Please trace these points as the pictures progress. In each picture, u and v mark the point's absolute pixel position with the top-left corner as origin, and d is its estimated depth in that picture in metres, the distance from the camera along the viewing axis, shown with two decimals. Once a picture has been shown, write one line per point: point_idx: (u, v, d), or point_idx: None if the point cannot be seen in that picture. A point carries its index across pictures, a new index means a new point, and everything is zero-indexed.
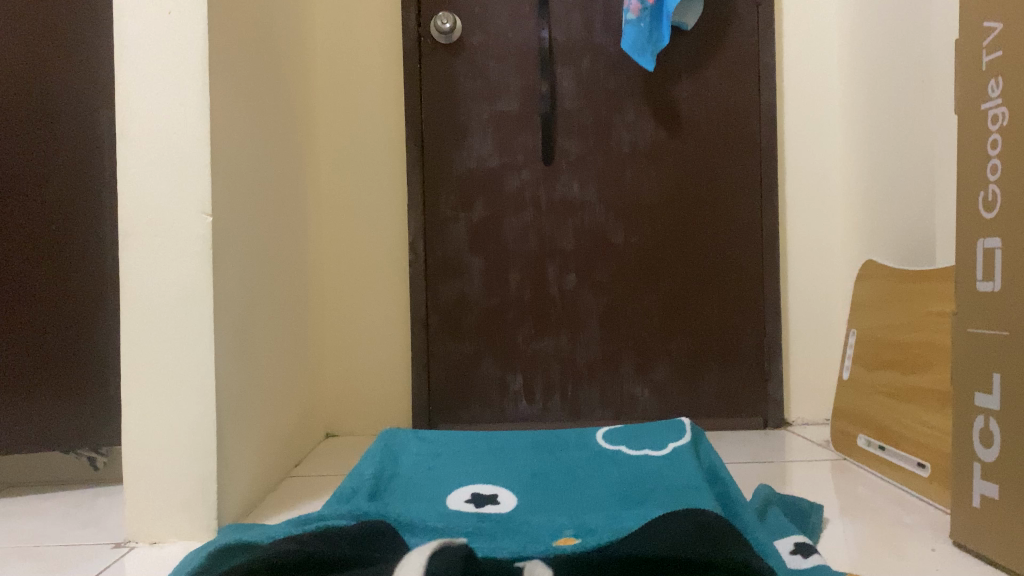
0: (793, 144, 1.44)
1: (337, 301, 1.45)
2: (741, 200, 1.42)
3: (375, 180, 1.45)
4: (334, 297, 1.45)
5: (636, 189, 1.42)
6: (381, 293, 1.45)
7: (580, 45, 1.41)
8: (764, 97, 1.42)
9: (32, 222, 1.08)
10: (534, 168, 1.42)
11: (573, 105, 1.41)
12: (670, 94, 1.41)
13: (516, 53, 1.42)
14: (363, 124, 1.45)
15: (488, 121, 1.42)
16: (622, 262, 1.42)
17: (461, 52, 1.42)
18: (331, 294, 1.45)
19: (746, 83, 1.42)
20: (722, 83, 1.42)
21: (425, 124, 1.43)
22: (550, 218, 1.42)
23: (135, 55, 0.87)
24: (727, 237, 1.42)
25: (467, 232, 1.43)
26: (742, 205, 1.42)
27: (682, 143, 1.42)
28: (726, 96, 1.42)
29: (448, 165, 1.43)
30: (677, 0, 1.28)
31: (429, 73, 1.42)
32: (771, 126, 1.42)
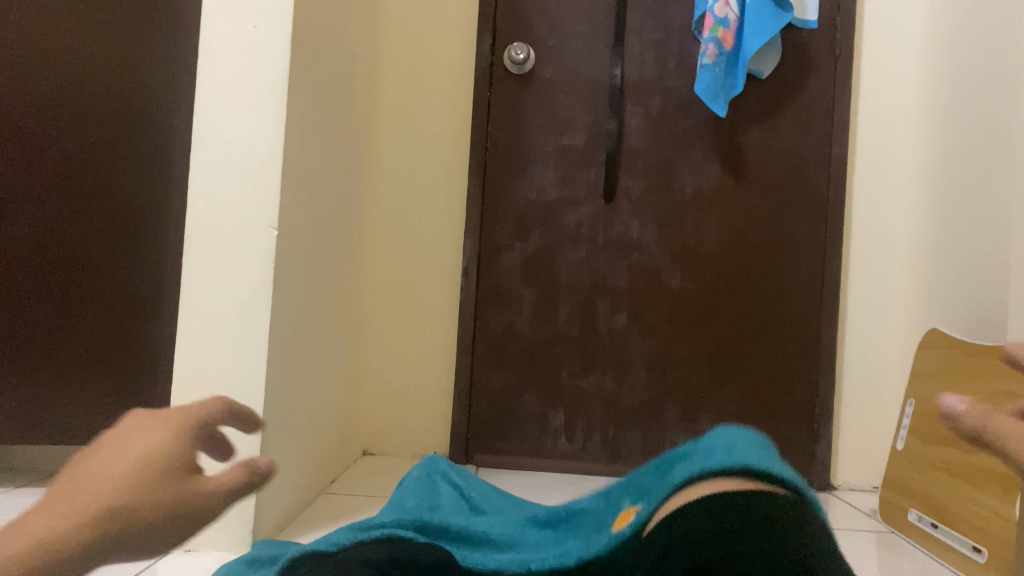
0: (861, 201, 1.41)
1: (385, 320, 1.45)
2: (803, 255, 1.39)
3: (435, 203, 1.45)
4: (383, 316, 1.45)
5: (696, 235, 1.40)
6: (429, 316, 1.45)
7: (651, 85, 1.40)
8: (836, 151, 1.39)
9: (98, 217, 1.10)
10: (594, 204, 1.41)
11: (639, 144, 1.40)
12: (738, 141, 1.39)
13: (586, 88, 1.41)
14: (427, 145, 1.45)
15: (552, 154, 1.42)
16: (676, 307, 1.40)
17: (531, 83, 1.42)
18: (381, 313, 1.45)
19: (818, 136, 1.39)
20: (793, 134, 1.39)
21: (490, 152, 1.43)
22: (606, 256, 1.41)
23: (218, 66, 0.88)
24: (786, 293, 1.39)
25: (521, 263, 1.42)
26: (805, 261, 1.39)
27: (747, 191, 1.40)
28: (796, 148, 1.39)
29: (509, 194, 1.43)
30: (755, 49, 1.27)
31: (497, 101, 1.42)
32: (840, 181, 1.39)
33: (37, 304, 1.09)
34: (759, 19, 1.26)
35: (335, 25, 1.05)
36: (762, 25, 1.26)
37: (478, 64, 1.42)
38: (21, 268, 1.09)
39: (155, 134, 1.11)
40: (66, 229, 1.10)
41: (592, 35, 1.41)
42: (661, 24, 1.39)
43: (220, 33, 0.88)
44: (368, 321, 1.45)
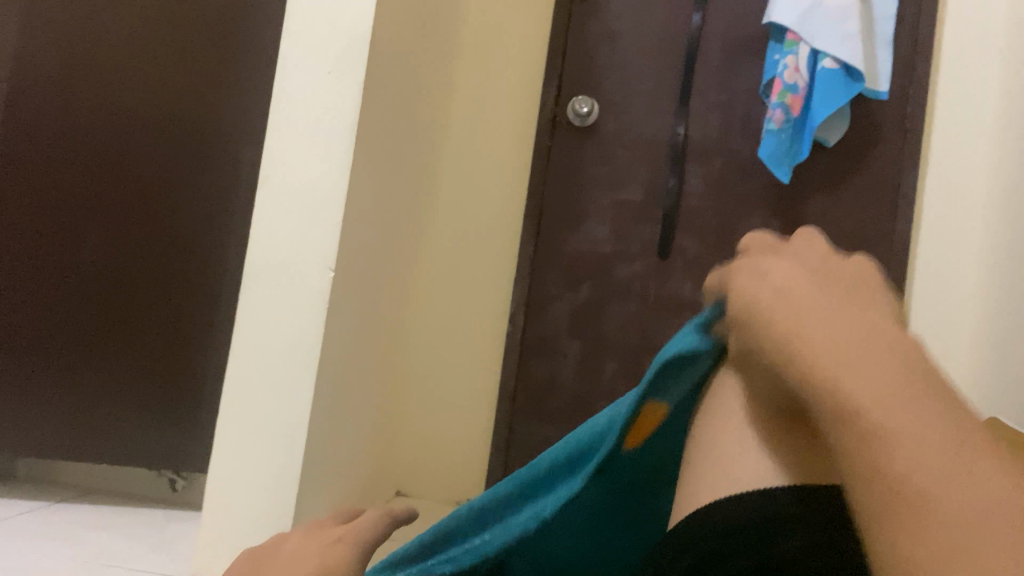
0: (922, 278, 1.37)
1: (429, 362, 1.45)
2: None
3: (487, 250, 1.45)
4: (427, 358, 1.45)
5: None
6: (474, 362, 1.44)
7: (714, 146, 1.39)
8: (900, 225, 1.35)
9: (158, 243, 1.11)
10: (647, 261, 1.40)
11: (697, 204, 1.39)
12: (800, 209, 1.37)
13: (648, 145, 1.41)
14: (484, 191, 1.45)
15: (609, 208, 1.41)
16: None
17: (593, 136, 1.42)
18: (425, 355, 1.45)
19: (882, 209, 1.36)
20: (857, 205, 1.37)
21: (546, 202, 1.43)
22: (655, 314, 1.39)
23: (289, 108, 0.90)
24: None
25: (569, 315, 1.42)
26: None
27: None
28: (858, 220, 1.37)
29: (563, 244, 1.43)
30: (822, 118, 1.25)
31: (557, 152, 1.43)
32: (903, 255, 1.35)
33: (88, 331, 1.10)
34: (829, 90, 1.24)
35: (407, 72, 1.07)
36: (831, 96, 1.24)
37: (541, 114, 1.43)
38: (71, 290, 1.09)
39: (220, 169, 1.14)
40: (122, 258, 1.10)
41: (658, 91, 1.41)
42: (728, 85, 1.38)
43: (294, 76, 0.90)
44: (411, 362, 1.45)
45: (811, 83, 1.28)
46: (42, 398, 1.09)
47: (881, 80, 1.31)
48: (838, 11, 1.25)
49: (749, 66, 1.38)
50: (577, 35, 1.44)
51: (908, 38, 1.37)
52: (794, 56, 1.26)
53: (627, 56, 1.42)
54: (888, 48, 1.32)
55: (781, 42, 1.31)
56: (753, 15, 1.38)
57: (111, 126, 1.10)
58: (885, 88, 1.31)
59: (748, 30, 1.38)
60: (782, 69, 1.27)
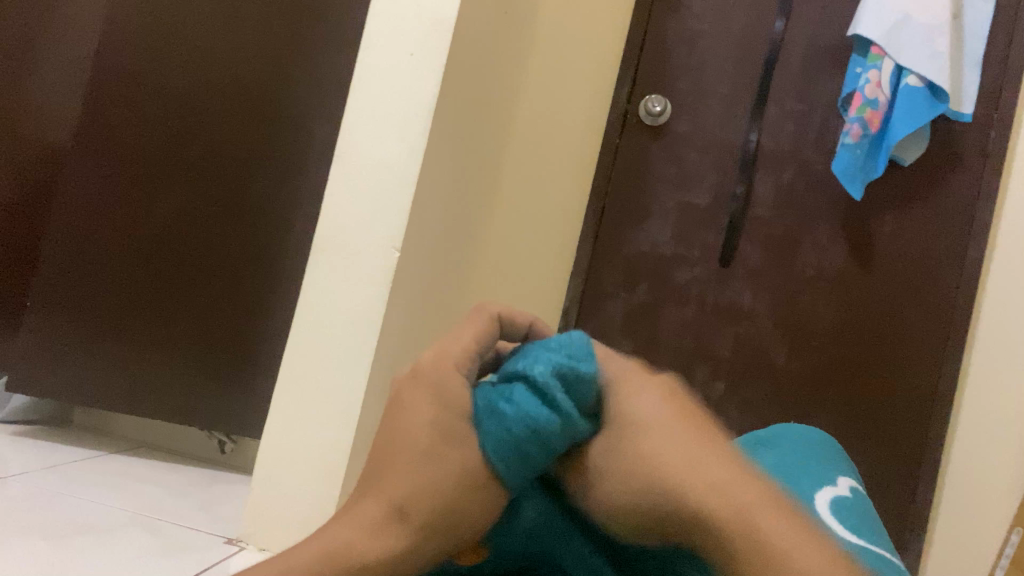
0: (992, 305, 1.31)
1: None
2: (925, 355, 1.32)
3: (547, 240, 1.44)
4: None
5: (810, 315, 1.36)
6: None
7: (786, 156, 1.36)
8: (972, 251, 1.31)
9: (226, 207, 1.13)
10: (708, 267, 1.38)
11: (764, 213, 1.37)
12: (869, 227, 1.34)
13: (719, 149, 1.39)
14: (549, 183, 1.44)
15: (673, 211, 1.40)
16: (779, 385, 1.35)
17: (664, 137, 1.41)
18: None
19: (956, 233, 1.33)
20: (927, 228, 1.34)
21: (610, 200, 1.43)
22: (711, 321, 1.38)
23: (369, 85, 0.91)
24: (900, 392, 1.33)
25: (623, 314, 1.41)
26: (924, 361, 1.32)
27: (871, 279, 1.34)
28: (928, 242, 1.33)
29: (623, 244, 1.42)
30: (902, 136, 1.22)
31: (625, 149, 1.42)
32: (973, 284, 1.31)
33: (159, 290, 1.13)
34: (911, 108, 1.21)
35: (485, 57, 1.07)
36: (913, 114, 1.21)
37: (612, 111, 1.42)
38: (138, 250, 1.13)
39: (295, 143, 1.15)
40: (196, 222, 1.13)
41: (733, 96, 1.39)
42: (806, 94, 1.36)
43: (377, 55, 0.91)
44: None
45: (892, 100, 1.25)
46: (110, 352, 1.13)
47: (966, 101, 1.27)
48: (927, 27, 1.22)
49: (830, 77, 1.35)
50: (655, 33, 1.43)
51: (999, 59, 1.33)
52: (877, 71, 1.23)
53: (705, 59, 1.41)
54: (976, 68, 1.29)
55: (865, 55, 1.28)
56: (839, 25, 1.35)
57: (193, 92, 1.13)
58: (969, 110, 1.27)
59: (831, 40, 1.35)
60: (863, 83, 1.23)
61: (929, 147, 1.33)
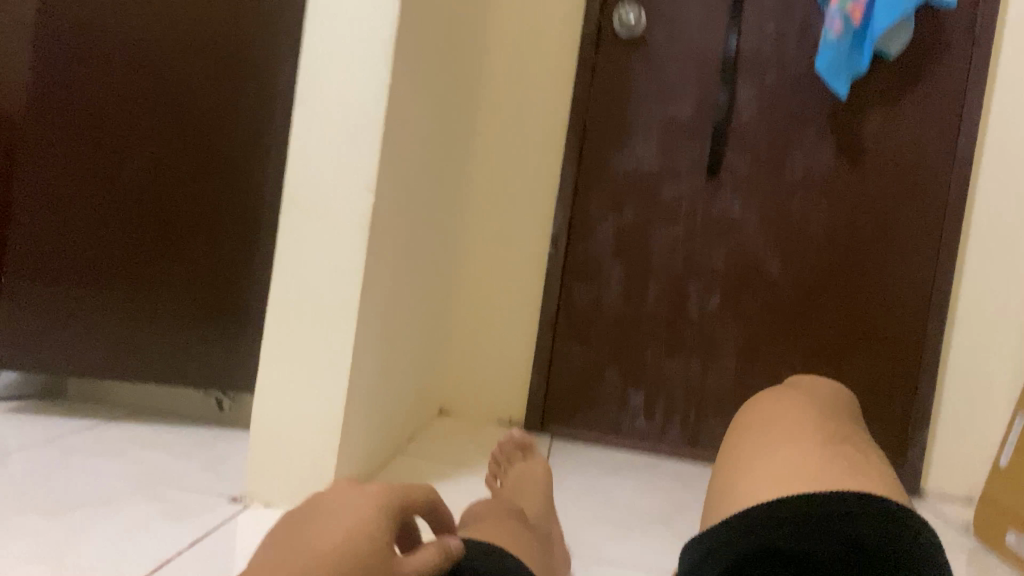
0: (985, 196, 1.30)
1: (474, 285, 1.44)
2: (918, 251, 1.31)
3: (528, 166, 1.41)
4: (473, 281, 1.44)
5: (801, 222, 1.34)
6: (517, 282, 1.42)
7: (768, 59, 1.32)
8: (961, 143, 1.28)
9: (195, 163, 1.10)
10: (695, 181, 1.36)
11: (748, 120, 1.33)
12: (858, 125, 1.31)
13: (699, 58, 1.34)
14: (526, 106, 1.40)
15: (656, 127, 1.37)
16: (774, 295, 1.36)
17: (641, 49, 1.36)
18: (470, 278, 1.44)
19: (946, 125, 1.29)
20: (917, 120, 1.30)
21: (590, 120, 1.38)
22: (702, 237, 1.37)
23: (321, 20, 0.85)
24: (894, 292, 1.32)
25: (613, 237, 1.39)
26: (918, 258, 1.31)
27: (862, 179, 1.32)
28: (919, 136, 1.30)
29: (607, 165, 1.39)
30: (885, 25, 1.16)
31: (602, 66, 1.37)
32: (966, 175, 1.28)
33: (136, 253, 1.11)
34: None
35: None
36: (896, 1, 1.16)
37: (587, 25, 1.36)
38: (111, 214, 1.10)
39: (258, 86, 1.11)
40: (164, 180, 1.10)
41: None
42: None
43: None
44: (457, 286, 1.43)
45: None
46: (92, 319, 1.11)
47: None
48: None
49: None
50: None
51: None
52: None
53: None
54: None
55: None
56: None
57: (144, 44, 1.08)
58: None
59: None
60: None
61: (915, 36, 1.28)
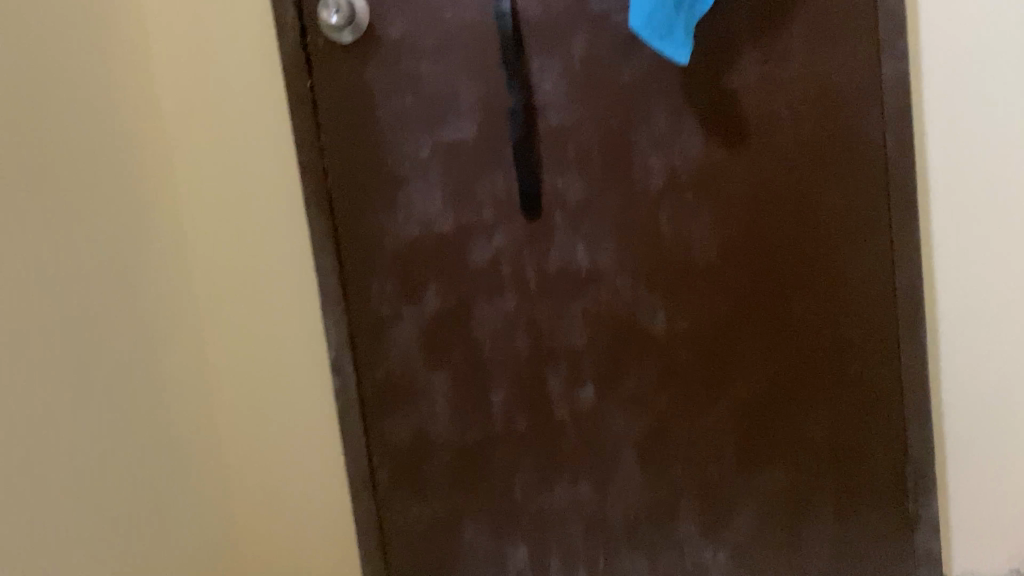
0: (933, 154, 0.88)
1: (232, 386, 1.00)
2: (848, 244, 0.89)
3: (259, 205, 0.96)
4: (228, 380, 1.00)
5: (683, 252, 0.90)
6: (293, 381, 0.99)
7: (562, 23, 0.87)
8: (885, 69, 0.86)
9: None
10: (510, 228, 0.92)
11: (564, 122, 0.89)
12: (727, 87, 0.87)
13: (468, 49, 0.89)
14: (240, 119, 0.95)
15: (434, 159, 0.91)
16: (671, 362, 0.92)
17: (376, 52, 0.90)
18: (224, 375, 1.00)
19: (857, 43, 0.86)
20: (808, 59, 0.86)
21: (332, 175, 0.93)
22: (546, 304, 0.92)
23: None
24: (830, 310, 0.90)
25: (418, 338, 0.94)
26: (852, 254, 0.89)
27: (749, 167, 0.88)
28: (818, 80, 0.87)
29: (374, 230, 0.93)
30: None
31: (334, 104, 0.91)
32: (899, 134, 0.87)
33: None
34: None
35: None
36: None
37: (286, 24, 0.90)
38: None
39: None
40: None
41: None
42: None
43: None
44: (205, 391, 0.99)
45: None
46: None
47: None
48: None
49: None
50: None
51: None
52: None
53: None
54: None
55: None
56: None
57: None
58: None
59: None
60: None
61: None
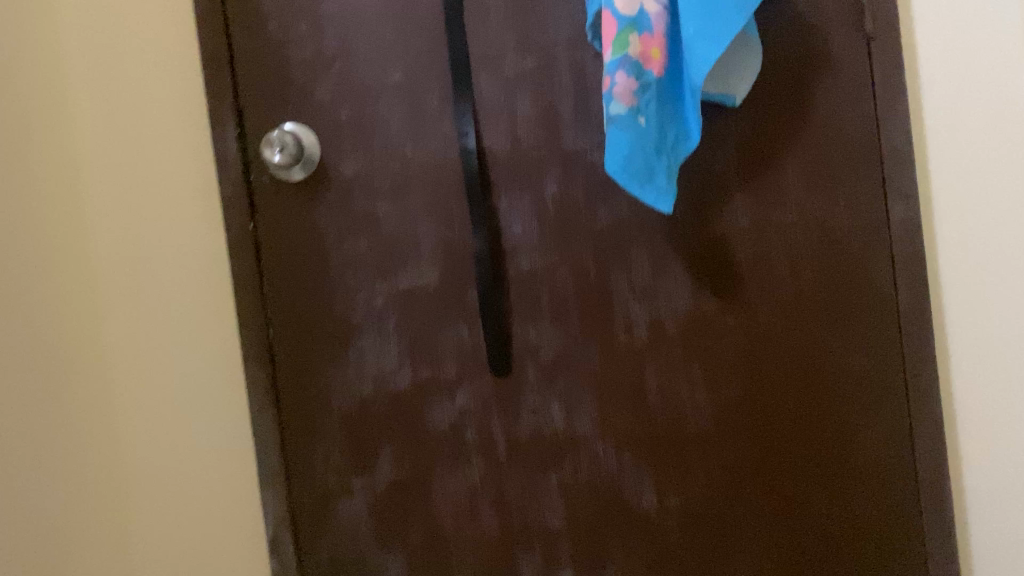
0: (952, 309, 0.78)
1: (156, 500, 0.83)
2: (858, 410, 0.79)
3: (199, 287, 0.83)
4: (152, 492, 0.83)
5: (672, 422, 0.80)
6: (235, 500, 0.84)
7: (532, 161, 0.79)
8: (894, 212, 0.77)
9: None
10: (476, 388, 0.81)
11: (536, 270, 0.80)
12: (718, 236, 0.78)
13: (428, 189, 0.80)
14: (176, 189, 0.82)
15: (390, 310, 0.81)
16: (661, 545, 0.81)
17: (325, 192, 0.81)
18: (148, 486, 0.83)
19: (861, 183, 0.77)
20: (807, 202, 0.78)
21: (276, 328, 0.83)
22: (517, 475, 0.82)
23: None
24: (840, 480, 0.79)
25: (373, 515, 0.83)
26: (862, 420, 0.79)
27: (747, 330, 0.79)
28: (818, 228, 0.78)
29: (320, 394, 0.83)
30: (709, 64, 0.67)
31: (280, 247, 0.82)
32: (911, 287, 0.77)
33: None
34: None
35: None
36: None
37: (227, 160, 0.81)
38: None
39: None
40: None
41: (413, 72, 0.79)
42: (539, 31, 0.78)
43: None
44: (130, 504, 0.82)
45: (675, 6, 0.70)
46: None
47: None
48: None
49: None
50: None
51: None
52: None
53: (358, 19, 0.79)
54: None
55: None
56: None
57: None
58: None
59: None
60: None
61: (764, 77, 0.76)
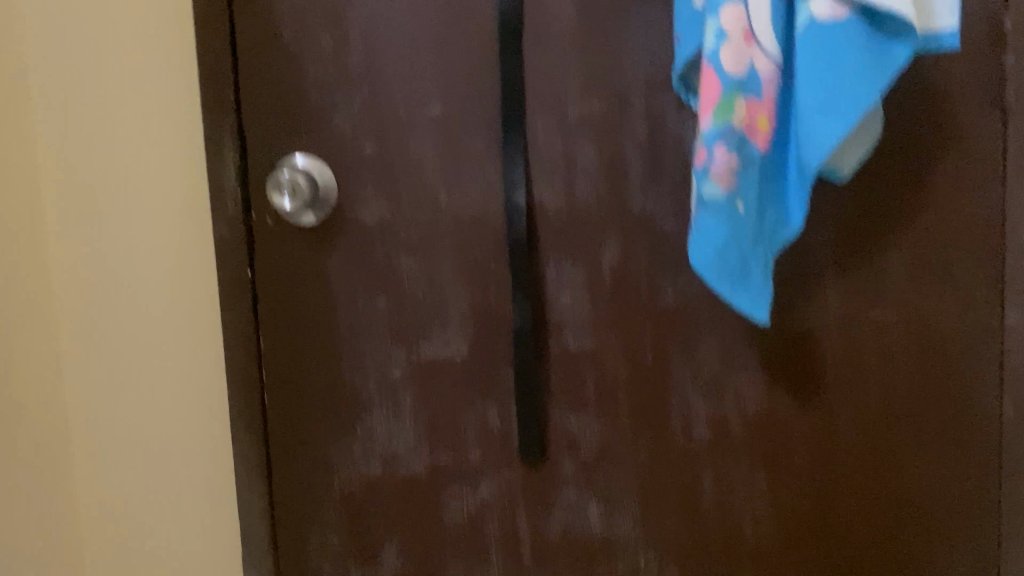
0: None
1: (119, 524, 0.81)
2: (939, 540, 0.69)
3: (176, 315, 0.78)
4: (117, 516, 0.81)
5: (727, 535, 0.69)
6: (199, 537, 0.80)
7: (591, 222, 0.67)
8: (1010, 318, 0.65)
9: None
10: (501, 478, 0.70)
11: (586, 351, 0.68)
12: (804, 330, 0.66)
13: (462, 244, 0.67)
14: (149, 193, 0.76)
15: (406, 383, 0.69)
16: None
17: (339, 237, 0.68)
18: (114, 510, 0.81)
19: (976, 279, 0.65)
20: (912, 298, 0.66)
21: (270, 393, 0.70)
22: None
23: None
24: None
25: None
26: (943, 551, 0.69)
27: (824, 438, 0.68)
28: (922, 328, 0.66)
29: (318, 478, 0.71)
30: (830, 147, 0.55)
31: (280, 298, 0.68)
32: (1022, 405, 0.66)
33: None
34: (837, 64, 0.55)
35: None
36: (853, 76, 0.55)
37: (223, 194, 0.67)
38: None
39: None
40: None
41: (455, 107, 0.66)
42: (611, 73, 0.65)
43: None
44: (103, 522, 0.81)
45: (786, 67, 0.58)
46: None
47: (939, 12, 0.62)
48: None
49: (640, 17, 0.65)
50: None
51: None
52: (743, 5, 0.56)
53: (394, 37, 0.66)
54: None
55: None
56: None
57: None
58: (956, 32, 0.61)
59: None
60: (715, 46, 0.55)
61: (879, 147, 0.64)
